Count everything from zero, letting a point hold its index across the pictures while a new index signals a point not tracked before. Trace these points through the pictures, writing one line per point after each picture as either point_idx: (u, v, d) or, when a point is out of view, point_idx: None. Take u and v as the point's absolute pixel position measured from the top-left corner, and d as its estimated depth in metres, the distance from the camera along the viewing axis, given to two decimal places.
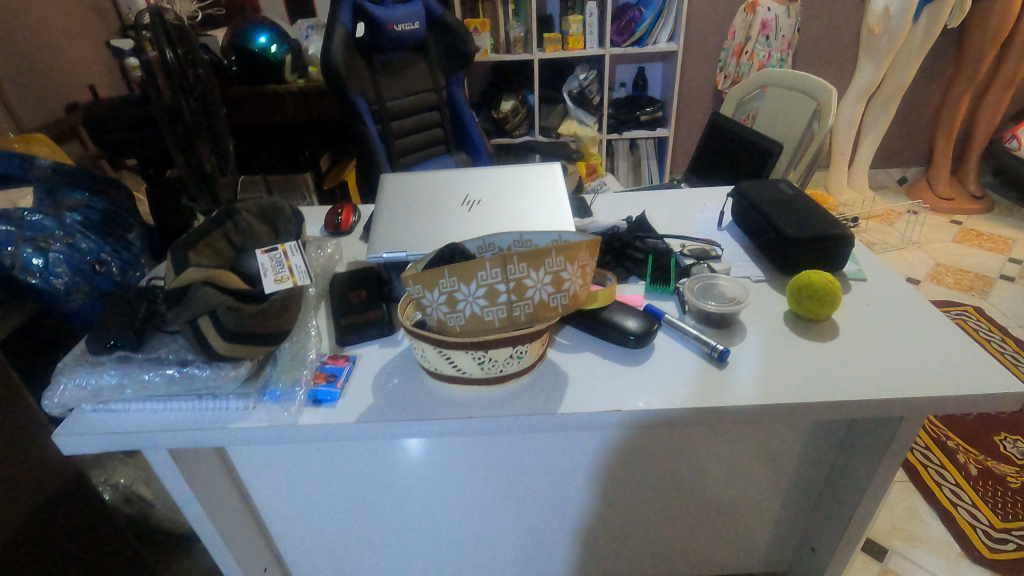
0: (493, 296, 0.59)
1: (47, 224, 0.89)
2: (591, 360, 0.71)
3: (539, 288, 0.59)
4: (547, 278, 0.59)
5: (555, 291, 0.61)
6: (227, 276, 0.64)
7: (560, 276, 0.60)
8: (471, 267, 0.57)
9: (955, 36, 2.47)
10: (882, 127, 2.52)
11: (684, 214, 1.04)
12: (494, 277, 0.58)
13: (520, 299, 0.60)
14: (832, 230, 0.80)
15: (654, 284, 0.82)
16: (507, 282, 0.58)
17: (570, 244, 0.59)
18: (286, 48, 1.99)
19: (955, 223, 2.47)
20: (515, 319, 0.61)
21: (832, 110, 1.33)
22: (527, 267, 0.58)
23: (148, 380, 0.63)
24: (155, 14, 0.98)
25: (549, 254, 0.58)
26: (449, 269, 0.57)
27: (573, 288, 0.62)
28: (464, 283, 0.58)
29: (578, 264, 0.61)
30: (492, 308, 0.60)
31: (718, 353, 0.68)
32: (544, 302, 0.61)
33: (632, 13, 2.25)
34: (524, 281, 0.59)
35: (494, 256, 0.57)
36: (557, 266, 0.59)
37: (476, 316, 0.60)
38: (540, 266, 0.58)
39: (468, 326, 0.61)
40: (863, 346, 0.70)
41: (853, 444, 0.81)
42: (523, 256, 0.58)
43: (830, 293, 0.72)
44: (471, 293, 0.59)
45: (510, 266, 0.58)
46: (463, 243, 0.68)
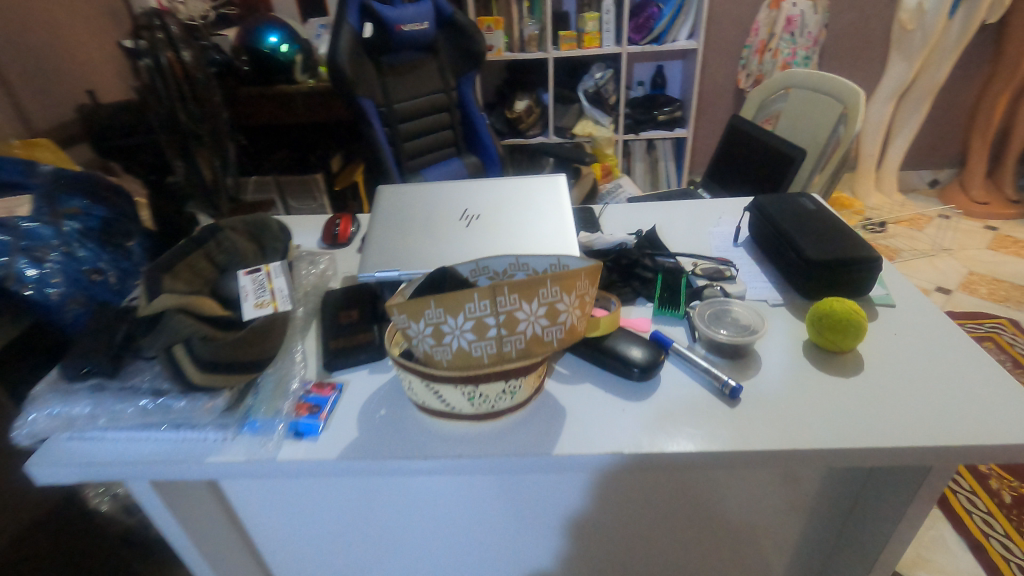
0: (483, 330, 0.54)
1: (43, 233, 0.87)
2: (590, 394, 0.66)
3: (532, 321, 0.54)
4: (541, 309, 0.55)
5: (550, 324, 0.55)
6: (204, 302, 0.60)
7: (555, 308, 0.55)
8: (458, 298, 0.53)
9: (993, 32, 2.35)
10: (914, 127, 2.41)
11: (698, 228, 0.98)
12: (483, 310, 0.53)
13: (512, 333, 0.55)
14: (856, 254, 0.74)
15: (663, 307, 0.77)
16: (497, 315, 0.53)
17: (567, 272, 0.55)
18: (297, 48, 1.96)
19: (990, 229, 2.35)
20: (506, 355, 0.56)
21: (859, 115, 1.26)
22: (519, 298, 0.53)
23: (122, 410, 0.60)
24: (160, 15, 0.98)
25: (543, 284, 0.54)
26: (435, 300, 0.53)
27: (570, 320, 0.57)
28: (450, 315, 0.53)
29: (576, 294, 0.56)
30: (481, 343, 0.55)
31: (729, 389, 0.63)
32: (537, 336, 0.56)
33: (650, 9, 2.18)
34: (516, 314, 0.54)
35: (483, 286, 0.52)
36: (552, 296, 0.54)
37: (464, 352, 0.55)
38: (533, 297, 0.54)
39: (455, 360, 0.56)
40: (890, 382, 0.64)
41: (874, 486, 0.74)
42: (515, 287, 0.53)
43: (856, 324, 0.66)
44: (458, 325, 0.54)
45: (500, 298, 0.53)
46: (455, 266, 0.63)
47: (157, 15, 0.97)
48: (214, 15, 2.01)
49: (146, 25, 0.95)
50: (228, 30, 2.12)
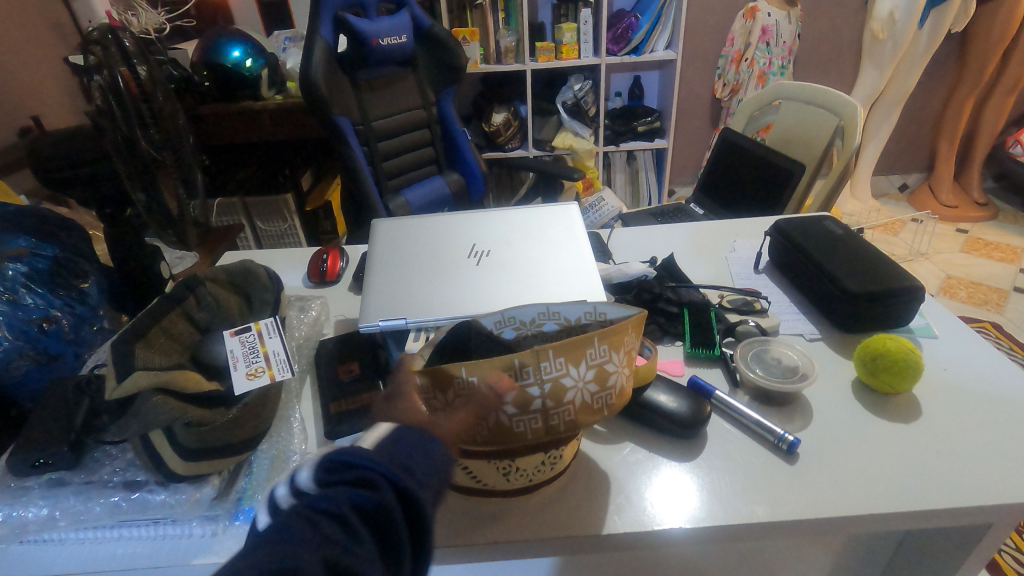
0: (525, 403, 0.46)
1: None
2: (632, 455, 0.59)
3: (580, 388, 0.47)
4: (589, 373, 0.47)
5: (600, 389, 0.48)
6: (187, 375, 0.51)
7: (605, 369, 0.48)
8: (496, 366, 0.46)
9: (956, 40, 2.41)
10: (885, 134, 2.44)
11: (714, 253, 0.93)
12: (525, 378, 0.46)
13: (559, 405, 0.47)
14: (896, 282, 0.70)
15: (696, 347, 0.70)
16: (541, 384, 0.46)
17: (615, 328, 0.49)
18: (263, 62, 1.82)
19: (961, 231, 2.40)
20: (552, 429, 0.48)
21: (857, 128, 1.24)
22: (565, 362, 0.47)
23: (87, 508, 0.51)
24: (116, 31, 0.88)
25: (591, 342, 0.47)
26: (468, 366, 0.46)
27: (619, 382, 0.50)
28: (486, 386, 0.46)
29: (624, 351, 0.50)
30: (524, 417, 0.47)
31: (787, 444, 0.57)
32: (586, 404, 0.48)
33: (628, 20, 2.16)
34: (563, 381, 0.47)
35: (524, 351, 0.46)
36: (601, 356, 0.48)
37: (504, 428, 0.47)
38: (581, 359, 0.47)
39: (490, 437, 0.48)
40: (950, 427, 0.60)
41: (923, 539, 0.69)
42: (560, 349, 0.46)
43: (912, 365, 0.61)
44: (496, 397, 0.46)
45: (544, 363, 0.46)
46: (479, 319, 0.56)
47: (109, 29, 0.86)
48: (169, 28, 1.87)
49: (102, 41, 0.83)
50: (186, 43, 1.99)
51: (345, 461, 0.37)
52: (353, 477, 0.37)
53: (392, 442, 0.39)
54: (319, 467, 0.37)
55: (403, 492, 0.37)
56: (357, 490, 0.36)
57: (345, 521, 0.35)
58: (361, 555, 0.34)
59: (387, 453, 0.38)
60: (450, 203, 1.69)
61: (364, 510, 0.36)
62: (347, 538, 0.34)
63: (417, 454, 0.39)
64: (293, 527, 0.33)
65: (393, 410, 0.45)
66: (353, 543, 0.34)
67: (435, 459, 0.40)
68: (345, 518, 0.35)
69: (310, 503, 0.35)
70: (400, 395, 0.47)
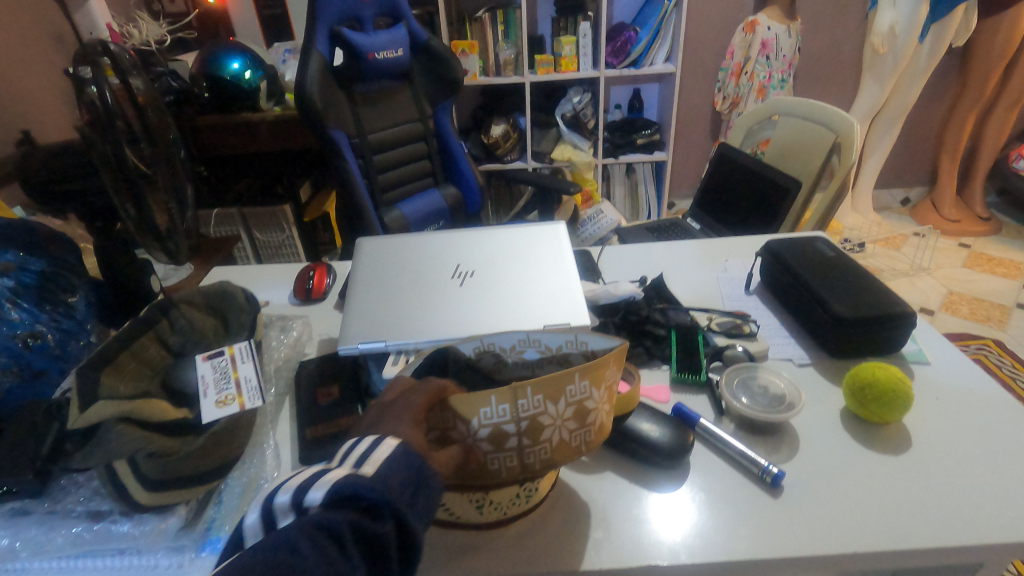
0: (501, 440, 0.45)
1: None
2: (613, 486, 0.58)
3: (558, 426, 0.46)
4: (567, 411, 0.46)
5: (578, 427, 0.47)
6: (153, 405, 0.51)
7: (584, 407, 0.47)
8: (472, 402, 0.45)
9: (958, 55, 2.40)
10: (886, 148, 2.43)
11: (705, 273, 0.92)
12: (501, 416, 0.45)
13: (535, 442, 0.46)
14: (889, 309, 0.68)
15: (681, 372, 0.69)
16: (518, 421, 0.45)
17: (596, 362, 0.47)
18: (261, 74, 1.82)
19: (964, 246, 2.37)
20: (528, 467, 0.47)
21: (854, 145, 1.23)
22: (543, 399, 0.45)
23: (47, 539, 0.50)
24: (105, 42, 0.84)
25: (571, 378, 0.46)
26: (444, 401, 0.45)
27: (599, 418, 0.48)
28: (464, 422, 0.45)
29: (605, 386, 0.48)
30: (499, 455, 0.46)
31: (771, 476, 0.56)
32: (564, 442, 0.47)
33: (627, 34, 2.16)
34: (540, 418, 0.45)
35: (501, 388, 0.44)
36: (581, 393, 0.46)
37: (477, 465, 0.46)
38: (560, 396, 0.46)
39: (463, 472, 0.46)
40: (942, 459, 0.58)
41: None
42: (539, 387, 0.45)
43: (901, 396, 0.59)
44: (470, 432, 0.45)
45: (522, 401, 0.45)
46: (457, 345, 0.55)
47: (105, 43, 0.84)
48: (170, 40, 1.88)
49: (90, 52, 0.78)
50: (187, 55, 2.00)
51: (354, 489, 0.36)
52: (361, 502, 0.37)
53: (399, 467, 0.39)
54: (331, 489, 0.37)
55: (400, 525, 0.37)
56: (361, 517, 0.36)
57: (345, 548, 0.35)
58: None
59: (394, 483, 0.38)
60: (446, 216, 1.68)
61: (364, 538, 0.36)
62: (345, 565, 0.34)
63: (419, 486, 0.39)
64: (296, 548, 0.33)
65: (394, 427, 0.42)
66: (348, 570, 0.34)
67: (432, 490, 0.40)
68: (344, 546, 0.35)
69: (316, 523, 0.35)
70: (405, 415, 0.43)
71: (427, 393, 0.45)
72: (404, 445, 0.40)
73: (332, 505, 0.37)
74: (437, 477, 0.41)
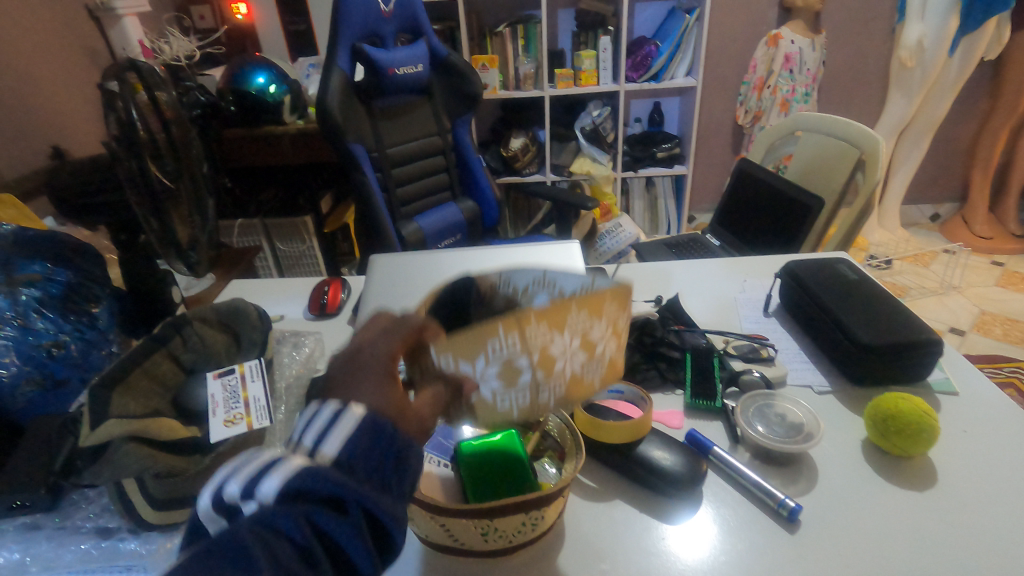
0: (514, 373, 0.43)
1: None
2: (622, 515, 0.56)
3: (569, 356, 0.43)
4: (573, 344, 0.43)
5: (587, 361, 0.44)
6: (161, 421, 0.51)
7: (589, 339, 0.43)
8: (475, 338, 0.42)
9: (990, 68, 2.34)
10: (915, 163, 2.37)
11: (723, 293, 0.90)
12: (510, 349, 0.42)
13: (549, 375, 0.43)
14: (916, 336, 0.66)
15: (695, 397, 0.67)
16: (528, 354, 0.42)
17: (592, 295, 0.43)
18: (285, 88, 1.86)
19: (997, 264, 2.29)
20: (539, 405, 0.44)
21: (880, 162, 1.20)
22: (548, 329, 0.42)
23: (54, 555, 0.50)
24: (135, 59, 0.82)
25: (571, 309, 0.42)
26: (447, 344, 0.42)
27: (608, 351, 0.45)
28: (467, 361, 0.43)
29: (606, 319, 0.44)
30: (512, 390, 0.43)
31: (788, 510, 0.54)
32: (575, 377, 0.44)
33: (648, 47, 2.15)
34: (548, 351, 0.42)
35: (507, 318, 0.41)
36: (584, 323, 0.43)
37: (488, 405, 0.44)
38: (564, 326, 0.42)
39: (476, 413, 0.45)
40: (970, 498, 0.55)
41: None
42: (542, 315, 0.42)
43: (925, 428, 0.57)
44: (478, 368, 0.42)
45: (528, 331, 0.42)
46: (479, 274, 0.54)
47: (134, 61, 0.82)
48: (199, 54, 1.92)
49: (118, 66, 0.77)
50: (214, 69, 2.05)
51: (312, 485, 0.33)
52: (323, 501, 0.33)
53: (364, 446, 0.35)
54: (286, 484, 0.34)
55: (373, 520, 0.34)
56: (326, 515, 0.33)
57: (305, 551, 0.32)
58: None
59: (358, 470, 0.34)
60: (462, 229, 1.68)
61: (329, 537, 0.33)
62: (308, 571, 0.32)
63: (390, 463, 0.36)
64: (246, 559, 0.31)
65: (362, 390, 0.38)
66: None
67: (408, 465, 0.36)
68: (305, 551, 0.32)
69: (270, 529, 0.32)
70: (374, 370, 0.39)
71: (404, 337, 0.42)
72: (370, 414, 0.36)
73: (287, 502, 0.33)
74: (415, 445, 0.37)
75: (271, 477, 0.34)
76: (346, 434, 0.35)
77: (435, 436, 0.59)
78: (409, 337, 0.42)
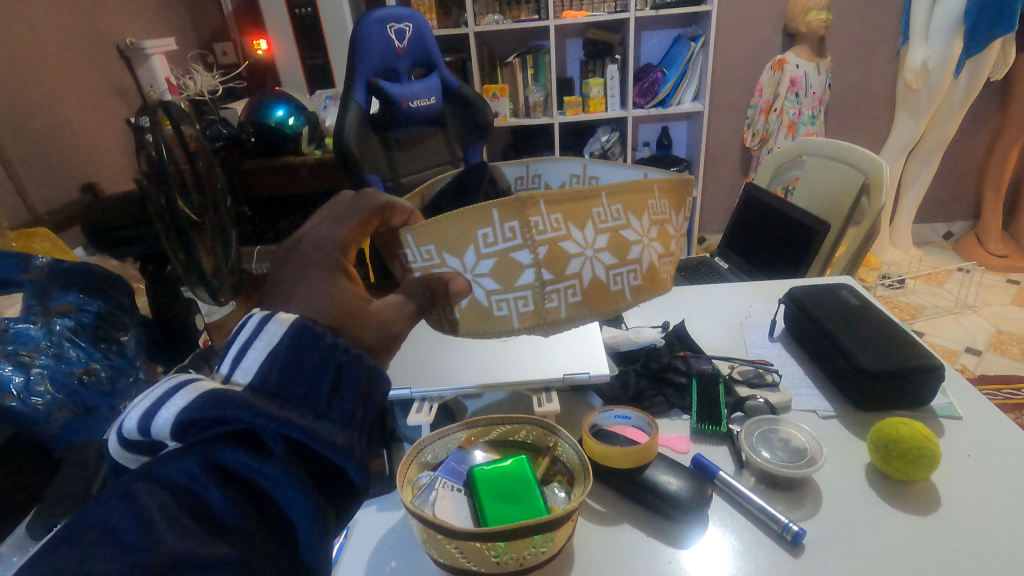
0: (516, 271, 0.43)
1: (32, 333, 0.68)
2: (630, 537, 0.58)
3: (586, 257, 0.43)
4: (600, 240, 0.43)
5: (619, 264, 0.44)
6: None
7: (622, 238, 0.44)
8: (476, 226, 0.42)
9: (997, 89, 2.36)
10: (925, 182, 2.37)
11: (729, 319, 0.92)
12: (514, 242, 0.42)
13: (560, 276, 0.43)
14: (915, 361, 0.68)
15: (701, 423, 0.69)
16: (535, 250, 0.42)
17: (629, 190, 0.43)
18: (303, 120, 1.93)
19: (1012, 283, 2.26)
20: (548, 313, 0.44)
21: (885, 185, 1.22)
22: (563, 223, 0.42)
23: None
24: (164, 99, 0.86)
25: (593, 205, 0.43)
26: (440, 229, 0.42)
27: (645, 259, 0.45)
28: (459, 256, 0.43)
29: (644, 221, 0.44)
30: (509, 296, 0.44)
31: (791, 534, 0.55)
32: (597, 280, 0.44)
33: (655, 74, 2.21)
34: (562, 245, 0.42)
35: (510, 206, 0.41)
36: (609, 222, 0.43)
37: (483, 307, 0.44)
38: (583, 222, 0.43)
39: (470, 315, 0.45)
40: (974, 523, 0.56)
41: None
42: (556, 208, 0.42)
43: (927, 453, 0.59)
44: (472, 264, 0.43)
45: (536, 223, 0.42)
46: (502, 169, 0.58)
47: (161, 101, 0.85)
48: (221, 89, 2.01)
49: (147, 105, 0.81)
50: (236, 103, 2.14)
51: (217, 410, 0.33)
52: (226, 432, 0.33)
53: (280, 363, 0.35)
54: (184, 411, 0.34)
55: (294, 444, 0.34)
56: (232, 450, 0.33)
57: (212, 490, 0.32)
58: (222, 542, 0.32)
59: (284, 390, 0.35)
60: None
61: (240, 471, 0.33)
62: (215, 516, 0.32)
63: (317, 377, 0.36)
64: (130, 512, 0.30)
65: (307, 285, 0.38)
66: (221, 524, 0.32)
67: (347, 378, 0.37)
68: (203, 492, 0.32)
69: (161, 473, 0.32)
70: (317, 264, 0.39)
71: (359, 221, 0.41)
72: (299, 322, 0.37)
73: (188, 434, 0.33)
74: (346, 354, 0.37)
75: (172, 401, 0.34)
76: (264, 354, 0.36)
77: (448, 460, 0.62)
78: (365, 223, 0.41)
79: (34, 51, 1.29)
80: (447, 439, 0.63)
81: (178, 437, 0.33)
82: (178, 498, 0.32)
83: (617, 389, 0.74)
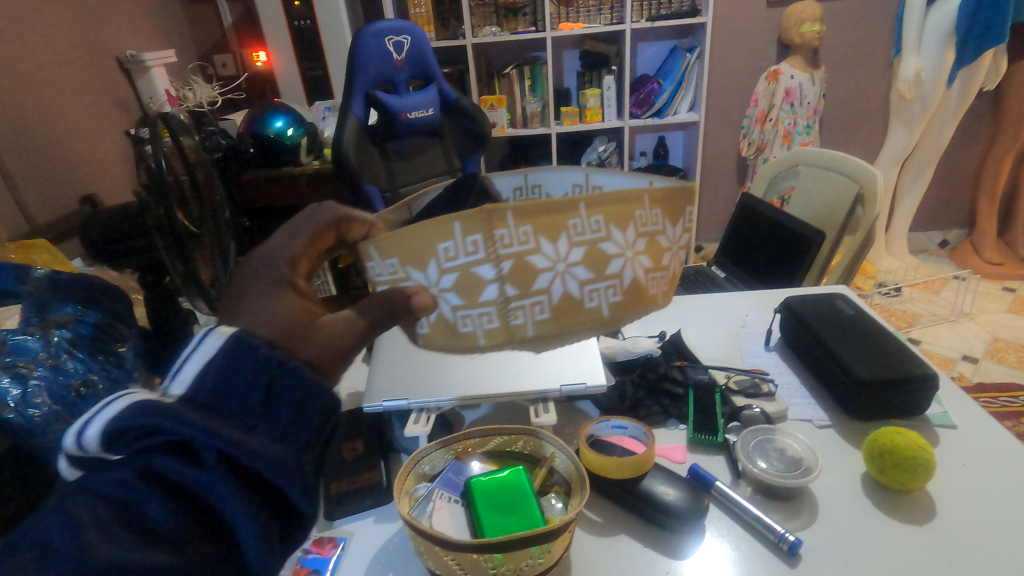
0: (478, 286, 0.35)
1: (30, 345, 0.67)
2: (628, 548, 0.58)
3: (557, 272, 0.35)
4: (575, 254, 0.34)
5: (595, 280, 0.35)
6: None
7: (601, 251, 0.35)
8: (431, 236, 0.35)
9: (989, 99, 2.38)
10: (919, 192, 2.38)
11: (725, 329, 0.92)
12: (471, 254, 0.34)
13: (526, 293, 0.35)
14: (907, 372, 0.68)
15: (699, 433, 0.69)
16: (498, 263, 0.34)
17: (620, 196, 0.34)
18: (302, 131, 1.95)
19: (1008, 290, 2.28)
20: (515, 331, 0.36)
21: (878, 195, 1.23)
22: (533, 235, 0.34)
23: None
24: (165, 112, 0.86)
25: (570, 214, 0.34)
26: (394, 241, 0.36)
27: (625, 275, 0.36)
28: (418, 268, 0.36)
29: (631, 232, 0.36)
30: (472, 314, 0.36)
31: (787, 545, 0.55)
32: (569, 298, 0.36)
33: (651, 85, 2.23)
34: (529, 259, 0.34)
35: (470, 214, 0.33)
36: (588, 233, 0.34)
37: (447, 322, 0.37)
38: (558, 233, 0.34)
39: (437, 331, 0.38)
40: (969, 531, 0.56)
41: None
42: (524, 216, 0.33)
43: (920, 462, 0.59)
44: (429, 278, 0.36)
45: (500, 234, 0.33)
46: (495, 179, 0.50)
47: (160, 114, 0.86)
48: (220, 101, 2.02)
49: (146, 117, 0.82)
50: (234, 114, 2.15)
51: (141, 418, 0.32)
52: (158, 440, 0.32)
53: (212, 372, 0.34)
54: (114, 420, 0.33)
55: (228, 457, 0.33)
56: (165, 458, 0.32)
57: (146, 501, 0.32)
58: (154, 550, 0.31)
59: (215, 400, 0.34)
60: None
61: (172, 480, 0.32)
62: (149, 526, 0.32)
63: (250, 386, 0.34)
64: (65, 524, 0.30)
65: (260, 297, 0.38)
66: (154, 533, 0.31)
67: (280, 387, 0.35)
68: (139, 501, 0.32)
69: (93, 484, 0.32)
70: (266, 276, 0.39)
71: (312, 236, 0.42)
72: (235, 334, 0.35)
73: (118, 445, 0.33)
74: (279, 364, 0.35)
75: (103, 413, 0.34)
76: (198, 363, 0.34)
77: (446, 471, 0.62)
78: (319, 236, 0.43)
79: (35, 65, 1.30)
80: (441, 453, 0.63)
81: (108, 448, 0.33)
82: (112, 509, 0.31)
83: (614, 399, 0.74)
